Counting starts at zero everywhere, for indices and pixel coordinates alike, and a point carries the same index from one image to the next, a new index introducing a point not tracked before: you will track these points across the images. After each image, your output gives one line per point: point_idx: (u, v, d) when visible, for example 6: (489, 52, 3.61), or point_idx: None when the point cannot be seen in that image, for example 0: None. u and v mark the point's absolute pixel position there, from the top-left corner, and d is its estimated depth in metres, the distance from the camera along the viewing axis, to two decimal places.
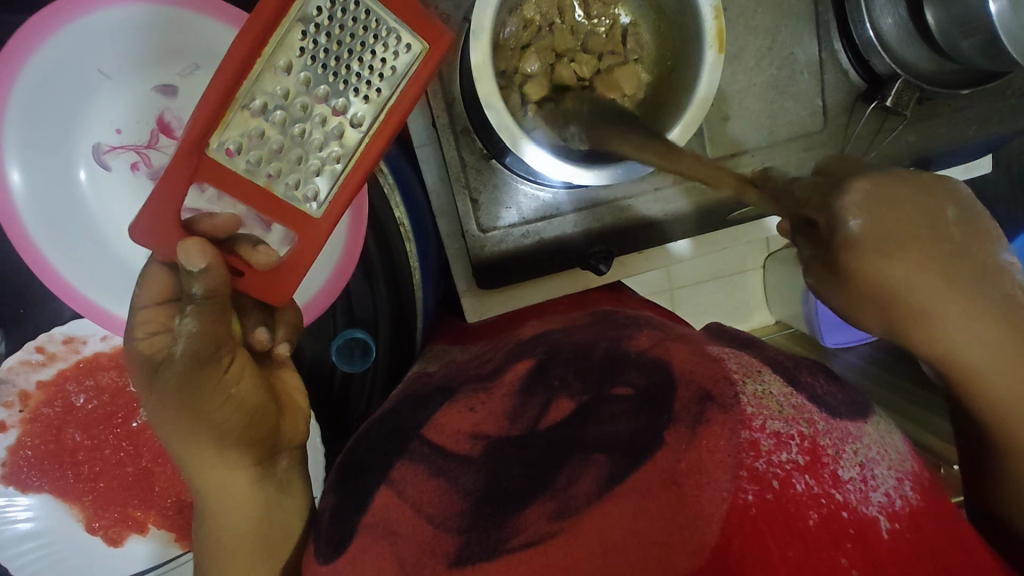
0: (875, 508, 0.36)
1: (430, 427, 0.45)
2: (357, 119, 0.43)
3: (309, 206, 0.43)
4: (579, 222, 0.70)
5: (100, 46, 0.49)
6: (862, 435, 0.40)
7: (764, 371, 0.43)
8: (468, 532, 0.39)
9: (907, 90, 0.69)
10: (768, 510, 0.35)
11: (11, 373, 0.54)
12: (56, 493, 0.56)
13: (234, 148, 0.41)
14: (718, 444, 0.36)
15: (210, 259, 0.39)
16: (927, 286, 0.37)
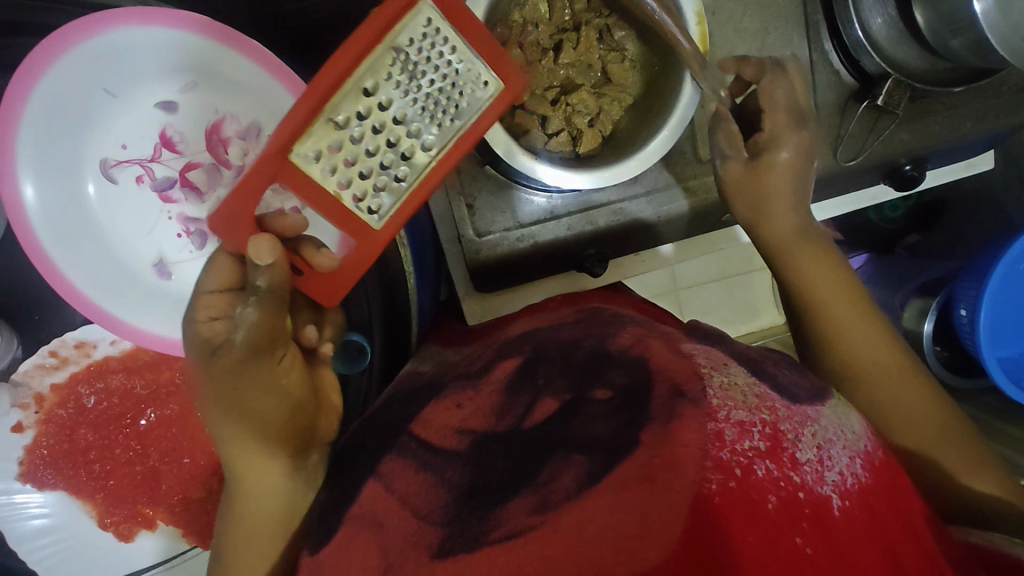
0: (828, 488, 0.38)
1: (418, 423, 0.49)
2: (428, 144, 0.44)
3: (370, 218, 0.44)
4: (573, 226, 0.70)
5: (105, 68, 0.50)
6: (818, 420, 0.42)
7: (730, 364, 0.45)
8: (452, 524, 0.38)
9: (898, 89, 0.68)
10: (732, 497, 0.35)
11: (26, 377, 0.57)
12: (71, 490, 0.58)
13: (313, 155, 0.41)
14: (689, 436, 0.36)
15: (276, 256, 0.41)
16: (782, 200, 0.55)
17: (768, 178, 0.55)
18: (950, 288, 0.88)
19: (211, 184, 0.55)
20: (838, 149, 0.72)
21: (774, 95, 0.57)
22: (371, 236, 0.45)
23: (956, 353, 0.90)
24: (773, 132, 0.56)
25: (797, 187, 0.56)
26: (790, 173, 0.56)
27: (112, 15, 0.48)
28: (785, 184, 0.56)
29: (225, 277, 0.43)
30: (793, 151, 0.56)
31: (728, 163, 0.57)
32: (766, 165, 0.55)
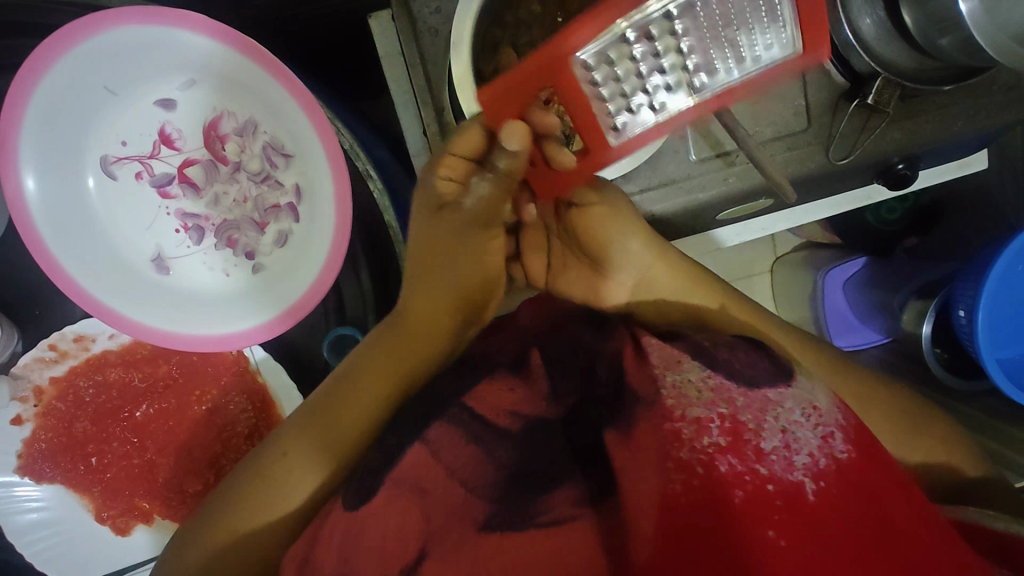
0: (800, 474, 0.37)
1: (471, 397, 0.48)
2: (697, 84, 0.42)
3: (609, 133, 0.43)
4: None
5: (106, 66, 0.51)
6: (783, 402, 0.41)
7: (684, 360, 0.45)
8: (500, 503, 0.43)
9: (888, 87, 0.69)
10: (694, 493, 0.38)
11: (26, 369, 0.57)
12: (68, 484, 0.59)
13: (595, 60, 0.40)
14: (649, 442, 0.41)
15: (522, 143, 0.45)
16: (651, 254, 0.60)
17: (651, 263, 0.60)
18: (947, 291, 0.86)
19: (208, 181, 0.55)
20: (830, 148, 0.73)
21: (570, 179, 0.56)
22: (592, 159, 0.46)
23: (957, 356, 0.89)
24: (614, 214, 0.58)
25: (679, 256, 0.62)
26: (653, 249, 0.60)
27: (112, 14, 0.49)
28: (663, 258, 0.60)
29: (467, 148, 0.48)
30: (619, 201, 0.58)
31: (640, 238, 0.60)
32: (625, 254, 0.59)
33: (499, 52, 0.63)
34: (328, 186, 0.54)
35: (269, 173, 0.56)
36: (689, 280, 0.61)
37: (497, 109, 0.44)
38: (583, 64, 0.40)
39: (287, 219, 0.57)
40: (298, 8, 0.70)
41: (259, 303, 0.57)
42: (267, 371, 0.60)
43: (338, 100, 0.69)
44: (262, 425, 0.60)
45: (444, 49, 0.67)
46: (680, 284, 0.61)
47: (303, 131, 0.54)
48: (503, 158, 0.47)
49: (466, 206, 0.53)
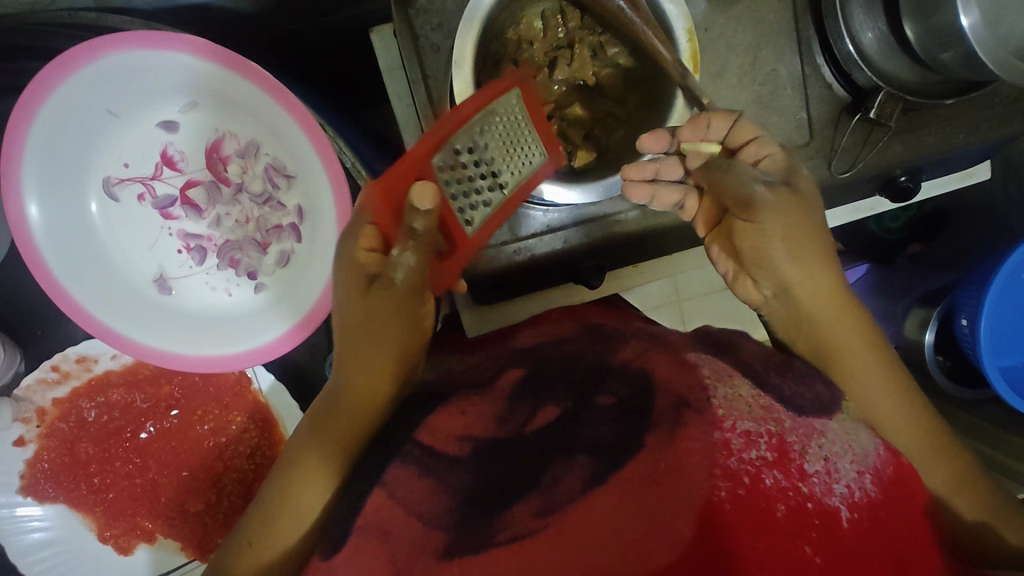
0: (837, 499, 0.38)
1: (422, 429, 0.46)
2: (502, 183, 0.53)
3: (466, 228, 0.51)
4: (570, 238, 0.71)
5: (108, 89, 0.51)
6: (825, 431, 0.42)
7: (735, 376, 0.45)
8: (456, 529, 0.38)
9: (891, 101, 0.69)
10: (740, 505, 0.36)
11: (29, 391, 0.57)
12: (70, 504, 0.58)
13: (441, 165, 0.48)
14: (694, 445, 0.38)
15: (433, 204, 0.43)
16: (785, 232, 0.53)
17: (761, 224, 0.53)
18: (952, 298, 0.86)
19: (210, 202, 0.55)
20: (832, 161, 0.73)
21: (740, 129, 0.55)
22: (468, 244, 0.52)
23: (959, 363, 0.89)
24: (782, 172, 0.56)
25: (807, 221, 0.54)
26: (785, 211, 0.53)
27: (113, 39, 0.48)
28: (788, 217, 0.53)
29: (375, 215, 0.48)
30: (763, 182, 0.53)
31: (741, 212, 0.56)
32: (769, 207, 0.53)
33: (501, 69, 0.63)
34: (329, 209, 0.54)
35: (271, 194, 0.56)
36: (802, 247, 0.53)
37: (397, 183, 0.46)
38: (438, 167, 0.48)
39: (289, 238, 0.57)
40: (301, 24, 0.70)
41: (262, 324, 0.57)
42: (268, 392, 0.60)
43: (340, 116, 0.69)
44: (265, 444, 0.60)
45: (446, 65, 0.67)
46: (785, 253, 0.53)
47: (305, 154, 0.54)
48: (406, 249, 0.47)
49: (398, 280, 0.48)
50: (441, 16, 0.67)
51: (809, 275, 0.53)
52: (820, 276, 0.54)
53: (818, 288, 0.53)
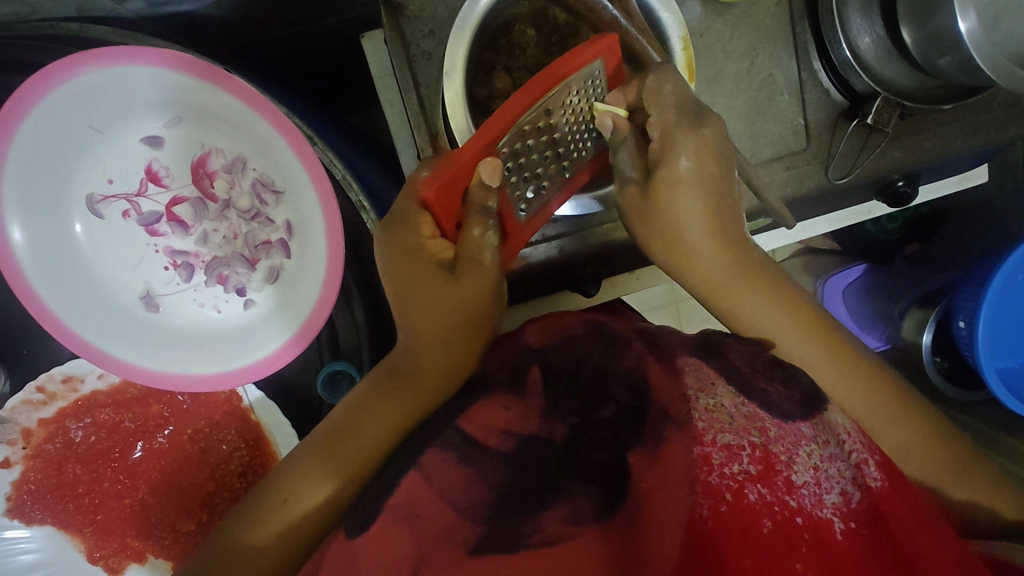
0: (829, 511, 0.39)
1: (464, 417, 0.49)
2: (568, 162, 0.53)
3: (520, 215, 0.52)
4: (565, 247, 0.68)
5: (90, 106, 0.50)
6: (819, 435, 0.43)
7: (718, 384, 0.46)
8: (491, 522, 0.42)
9: (887, 108, 0.69)
10: (723, 520, 0.37)
11: (14, 412, 0.56)
12: (58, 525, 0.57)
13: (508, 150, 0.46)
14: (675, 461, 0.40)
15: (497, 178, 0.43)
16: (692, 217, 0.52)
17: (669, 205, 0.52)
18: (948, 301, 0.85)
19: (197, 218, 0.54)
20: (829, 167, 0.72)
21: (662, 89, 0.52)
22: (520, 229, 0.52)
23: (956, 365, 0.89)
24: (665, 137, 0.51)
25: (712, 196, 0.52)
26: (694, 183, 0.51)
27: (90, 54, 0.48)
28: (693, 194, 0.51)
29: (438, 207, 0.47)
30: (693, 155, 0.50)
31: (625, 187, 0.54)
32: (665, 183, 0.51)
33: (493, 77, 0.62)
34: (320, 226, 0.53)
35: (259, 210, 0.55)
36: (708, 226, 0.52)
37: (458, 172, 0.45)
38: (511, 146, 0.46)
39: (279, 254, 0.56)
40: (288, 30, 0.69)
41: (255, 341, 0.56)
42: (261, 410, 0.58)
43: (328, 124, 0.68)
44: (255, 462, 0.59)
45: (438, 72, 0.66)
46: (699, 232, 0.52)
47: (294, 170, 0.53)
48: (479, 228, 0.47)
49: (479, 261, 0.48)
50: (433, 23, 0.66)
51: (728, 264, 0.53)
52: (742, 260, 0.53)
53: (727, 270, 0.53)
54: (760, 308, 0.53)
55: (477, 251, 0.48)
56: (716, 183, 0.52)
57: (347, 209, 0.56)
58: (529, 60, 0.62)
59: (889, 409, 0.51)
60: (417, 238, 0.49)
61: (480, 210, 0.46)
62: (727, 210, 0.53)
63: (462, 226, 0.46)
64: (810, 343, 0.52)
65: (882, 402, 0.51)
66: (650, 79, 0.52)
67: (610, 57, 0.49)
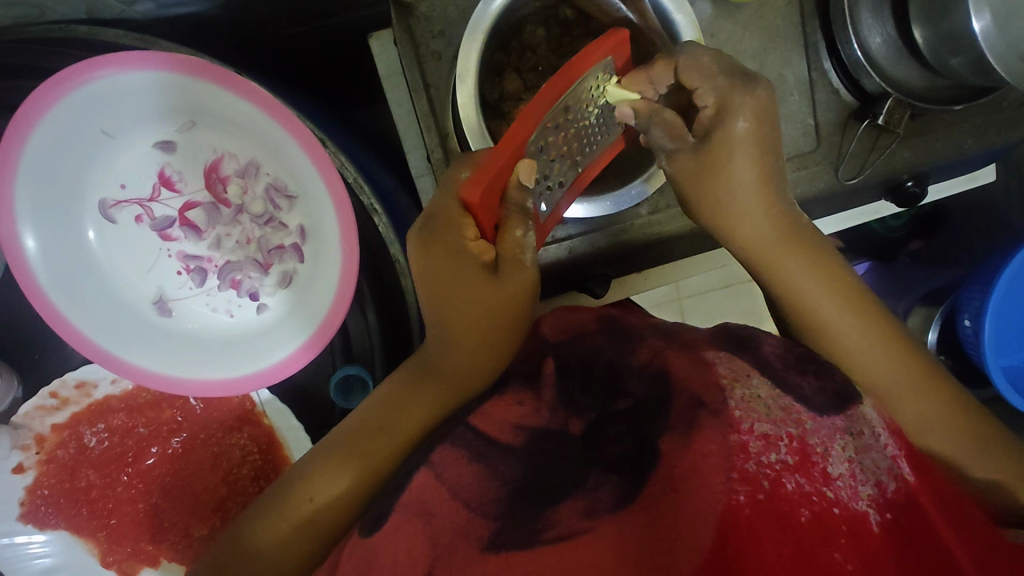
0: (864, 503, 0.40)
1: (476, 415, 0.50)
2: (580, 162, 0.53)
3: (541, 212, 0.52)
4: (575, 248, 0.68)
5: (103, 110, 0.50)
6: (852, 426, 0.45)
7: (753, 375, 0.46)
8: (503, 518, 0.43)
9: (899, 108, 0.68)
10: (760, 509, 0.39)
11: (27, 418, 0.56)
12: (73, 530, 0.57)
13: (536, 149, 0.47)
14: (711, 448, 0.41)
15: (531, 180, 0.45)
16: (748, 185, 0.52)
17: (725, 169, 0.51)
18: (955, 298, 0.85)
19: (210, 223, 0.54)
20: (839, 167, 0.72)
21: (705, 61, 0.50)
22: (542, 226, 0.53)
23: (963, 362, 0.88)
24: (720, 102, 0.50)
25: (766, 159, 0.51)
26: (749, 144, 0.50)
27: (107, 59, 0.48)
28: (748, 156, 0.51)
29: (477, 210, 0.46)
30: (750, 118, 0.50)
31: (674, 157, 0.53)
32: (720, 145, 0.50)
33: (504, 78, 0.62)
34: (334, 231, 0.53)
35: (272, 215, 0.54)
36: (760, 187, 0.52)
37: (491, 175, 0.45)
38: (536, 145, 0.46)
39: (292, 258, 0.55)
40: (297, 29, 0.69)
41: (269, 345, 0.56)
42: (273, 413, 0.58)
43: (337, 124, 0.67)
44: (268, 467, 0.58)
45: (448, 72, 0.66)
46: (751, 200, 0.52)
47: (308, 175, 0.53)
48: (520, 228, 0.47)
49: (519, 261, 0.49)
50: (442, 23, 0.65)
51: (801, 258, 0.53)
52: (814, 256, 0.53)
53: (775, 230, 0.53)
54: (803, 272, 0.52)
55: (519, 252, 0.48)
56: (771, 149, 0.51)
57: (361, 212, 0.56)
58: (541, 61, 0.62)
59: (919, 379, 0.51)
60: (459, 240, 0.48)
61: (520, 211, 0.47)
62: (783, 194, 0.53)
63: (504, 228, 0.46)
64: (879, 344, 0.51)
65: (914, 372, 0.51)
66: (685, 53, 0.50)
67: (618, 52, 0.48)
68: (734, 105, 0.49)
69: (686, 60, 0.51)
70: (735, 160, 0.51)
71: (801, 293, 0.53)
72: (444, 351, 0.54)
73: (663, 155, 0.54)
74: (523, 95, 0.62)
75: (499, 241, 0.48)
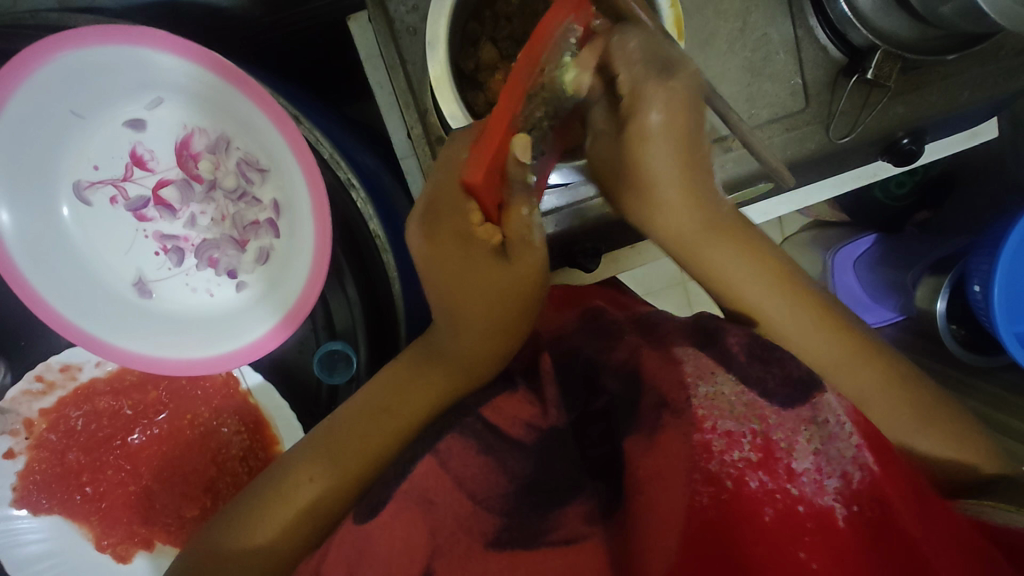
0: (831, 497, 0.41)
1: (487, 407, 0.49)
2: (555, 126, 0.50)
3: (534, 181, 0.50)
4: (561, 221, 0.65)
5: (71, 90, 0.50)
6: (817, 415, 0.43)
7: (717, 371, 0.46)
8: (510, 516, 0.44)
9: (889, 61, 0.65)
10: (721, 510, 0.41)
11: (14, 403, 0.56)
12: (66, 514, 0.57)
13: (522, 120, 0.45)
14: (672, 448, 0.43)
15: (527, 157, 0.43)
16: (666, 177, 0.51)
17: (642, 163, 0.51)
18: (963, 264, 0.81)
19: (183, 201, 0.54)
20: (830, 126, 0.70)
21: (629, 46, 0.48)
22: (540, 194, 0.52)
23: (974, 331, 0.84)
24: (635, 90, 0.49)
25: (684, 148, 0.50)
26: (664, 137, 0.49)
27: (72, 35, 0.48)
28: (663, 147, 0.50)
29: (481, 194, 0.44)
30: (663, 108, 0.48)
31: (598, 139, 0.53)
32: (635, 138, 0.50)
33: (479, 48, 0.61)
34: (306, 202, 0.53)
35: (245, 190, 0.54)
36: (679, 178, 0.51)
37: (491, 156, 0.42)
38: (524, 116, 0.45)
39: (267, 234, 0.55)
40: (274, 15, 0.69)
41: (244, 324, 0.56)
42: (257, 393, 0.58)
43: (316, 104, 0.67)
44: (256, 446, 0.59)
45: (424, 48, 0.65)
46: (671, 192, 0.52)
47: (277, 146, 0.53)
48: (525, 208, 0.46)
49: (531, 234, 0.47)
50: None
51: (728, 250, 0.53)
52: (740, 242, 0.53)
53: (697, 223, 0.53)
54: (726, 255, 0.53)
55: (526, 231, 0.47)
56: (690, 138, 0.50)
57: (337, 187, 0.56)
58: (516, 28, 0.61)
59: (850, 351, 0.52)
60: (465, 223, 0.47)
61: (523, 188, 0.45)
62: (705, 178, 0.53)
63: (511, 208, 0.45)
64: (814, 323, 0.52)
65: (843, 339, 0.52)
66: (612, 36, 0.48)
67: (584, 13, 0.47)
68: (659, 95, 0.48)
69: (615, 38, 0.48)
70: (649, 155, 0.50)
71: (729, 281, 0.53)
72: (452, 334, 0.54)
73: (591, 136, 0.54)
74: (499, 64, 0.61)
75: (503, 220, 0.47)
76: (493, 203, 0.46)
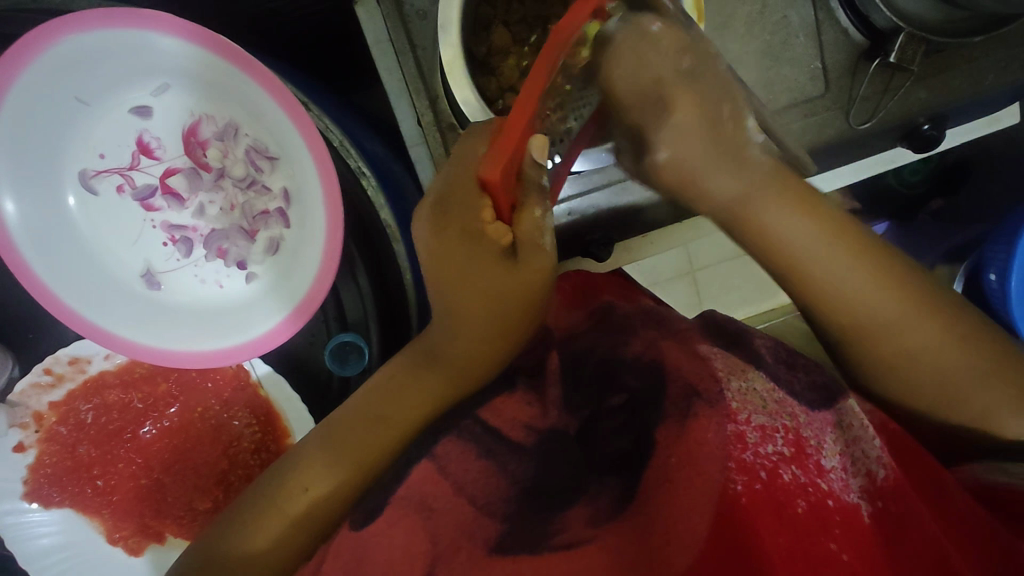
0: (856, 494, 0.40)
1: (485, 408, 0.49)
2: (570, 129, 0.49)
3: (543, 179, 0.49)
4: (573, 210, 0.65)
5: (76, 75, 0.49)
6: (842, 419, 0.43)
7: (748, 369, 0.45)
8: (514, 521, 0.43)
9: (912, 44, 0.63)
10: (757, 498, 0.38)
11: (23, 396, 0.55)
12: (77, 507, 0.57)
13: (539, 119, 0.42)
14: (707, 436, 0.41)
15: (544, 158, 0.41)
16: (706, 156, 0.45)
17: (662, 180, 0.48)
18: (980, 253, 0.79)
19: (192, 190, 0.53)
20: (850, 112, 0.68)
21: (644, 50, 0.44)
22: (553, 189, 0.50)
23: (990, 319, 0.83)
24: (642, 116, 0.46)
25: (719, 121, 0.45)
26: (690, 140, 0.45)
27: (71, 20, 0.47)
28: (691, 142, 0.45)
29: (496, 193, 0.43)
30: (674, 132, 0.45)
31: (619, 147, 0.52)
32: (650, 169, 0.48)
33: (491, 32, 0.60)
34: (316, 189, 0.52)
35: (255, 178, 0.53)
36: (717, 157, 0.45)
37: (507, 155, 0.40)
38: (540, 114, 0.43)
39: (277, 224, 0.54)
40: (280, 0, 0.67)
41: (256, 315, 0.55)
42: (268, 385, 0.57)
43: (325, 92, 0.65)
44: (267, 439, 0.58)
45: (434, 33, 0.64)
46: (715, 168, 0.45)
47: (287, 133, 0.52)
48: (538, 209, 0.45)
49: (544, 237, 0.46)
50: None
51: (789, 215, 0.45)
52: (799, 205, 0.45)
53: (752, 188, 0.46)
54: (783, 216, 0.45)
55: (537, 233, 0.45)
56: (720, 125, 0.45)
57: (347, 175, 0.55)
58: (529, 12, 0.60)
59: (934, 323, 0.45)
60: (475, 221, 0.45)
61: (537, 189, 0.44)
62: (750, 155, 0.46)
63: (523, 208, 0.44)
64: (893, 296, 0.44)
65: (926, 311, 0.45)
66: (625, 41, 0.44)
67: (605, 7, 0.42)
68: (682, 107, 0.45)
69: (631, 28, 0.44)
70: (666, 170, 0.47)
71: (796, 253, 0.45)
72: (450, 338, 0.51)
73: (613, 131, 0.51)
74: (511, 49, 0.60)
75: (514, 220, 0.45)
76: (506, 201, 0.44)
